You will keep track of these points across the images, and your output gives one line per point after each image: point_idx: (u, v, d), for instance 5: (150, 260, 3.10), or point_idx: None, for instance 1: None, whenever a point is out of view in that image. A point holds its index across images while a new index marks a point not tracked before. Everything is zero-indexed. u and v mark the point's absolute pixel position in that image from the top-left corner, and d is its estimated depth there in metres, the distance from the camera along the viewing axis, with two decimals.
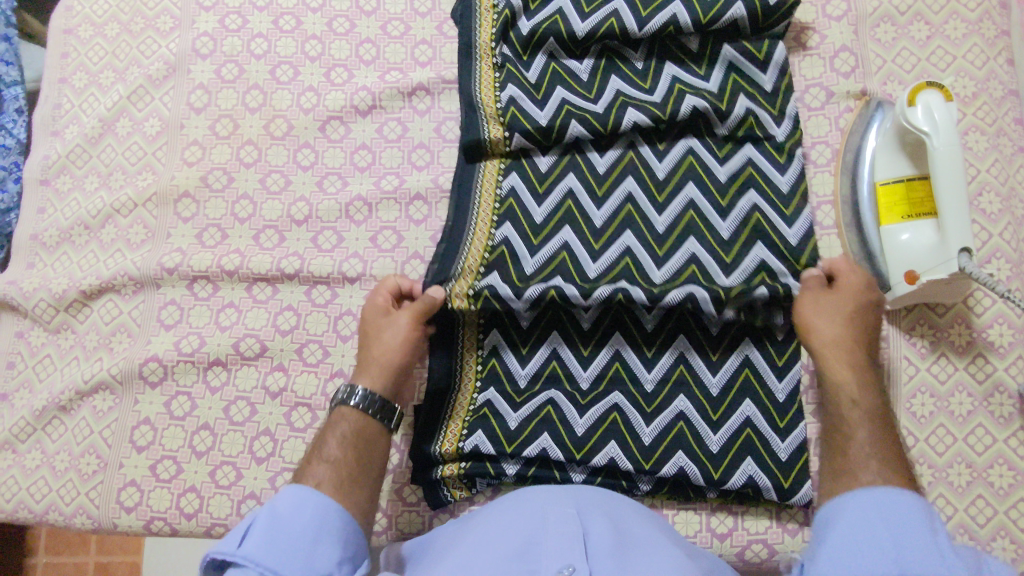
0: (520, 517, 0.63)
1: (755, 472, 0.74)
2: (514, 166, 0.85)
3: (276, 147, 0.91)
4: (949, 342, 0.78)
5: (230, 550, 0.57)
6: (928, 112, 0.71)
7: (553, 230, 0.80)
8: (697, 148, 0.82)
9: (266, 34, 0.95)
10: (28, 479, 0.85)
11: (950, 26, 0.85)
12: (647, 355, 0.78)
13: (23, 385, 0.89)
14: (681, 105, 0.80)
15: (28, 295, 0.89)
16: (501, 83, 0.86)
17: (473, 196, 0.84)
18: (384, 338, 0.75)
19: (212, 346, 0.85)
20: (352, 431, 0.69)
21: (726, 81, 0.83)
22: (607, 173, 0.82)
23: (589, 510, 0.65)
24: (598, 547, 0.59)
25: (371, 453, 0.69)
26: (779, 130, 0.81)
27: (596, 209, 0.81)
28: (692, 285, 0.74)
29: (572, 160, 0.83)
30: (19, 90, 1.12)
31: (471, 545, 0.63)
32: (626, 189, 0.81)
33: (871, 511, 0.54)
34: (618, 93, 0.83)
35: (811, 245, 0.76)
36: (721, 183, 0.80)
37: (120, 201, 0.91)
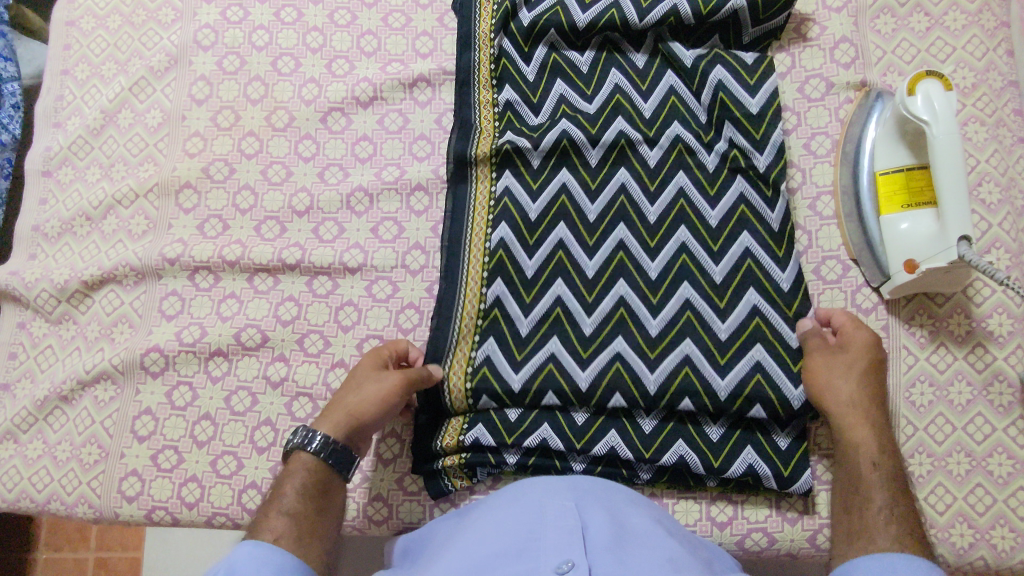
0: (520, 511, 0.63)
1: (755, 460, 0.74)
2: (503, 215, 0.81)
3: (277, 138, 0.91)
4: (948, 331, 0.78)
5: None
6: (927, 102, 0.71)
7: (545, 285, 0.79)
8: (687, 187, 0.80)
9: (268, 26, 0.95)
10: (30, 469, 0.85)
11: (950, 17, 0.85)
12: (651, 356, 0.76)
13: (25, 375, 0.89)
14: (665, 132, 0.82)
15: (30, 285, 0.90)
16: (498, 81, 0.87)
17: (468, 202, 0.83)
18: (365, 390, 0.73)
19: (214, 336, 0.85)
20: (309, 482, 0.68)
21: (715, 99, 0.81)
22: (599, 221, 0.80)
23: (588, 502, 0.65)
24: (596, 541, 0.59)
25: (326, 509, 0.67)
26: (762, 157, 0.80)
27: (587, 260, 0.79)
28: (689, 342, 0.76)
29: (562, 208, 0.81)
30: (16, 86, 1.12)
31: (471, 537, 0.63)
32: (618, 238, 0.79)
33: (878, 571, 0.56)
34: (615, 90, 0.84)
35: (801, 296, 0.77)
36: (711, 227, 0.79)
37: (122, 192, 0.92)
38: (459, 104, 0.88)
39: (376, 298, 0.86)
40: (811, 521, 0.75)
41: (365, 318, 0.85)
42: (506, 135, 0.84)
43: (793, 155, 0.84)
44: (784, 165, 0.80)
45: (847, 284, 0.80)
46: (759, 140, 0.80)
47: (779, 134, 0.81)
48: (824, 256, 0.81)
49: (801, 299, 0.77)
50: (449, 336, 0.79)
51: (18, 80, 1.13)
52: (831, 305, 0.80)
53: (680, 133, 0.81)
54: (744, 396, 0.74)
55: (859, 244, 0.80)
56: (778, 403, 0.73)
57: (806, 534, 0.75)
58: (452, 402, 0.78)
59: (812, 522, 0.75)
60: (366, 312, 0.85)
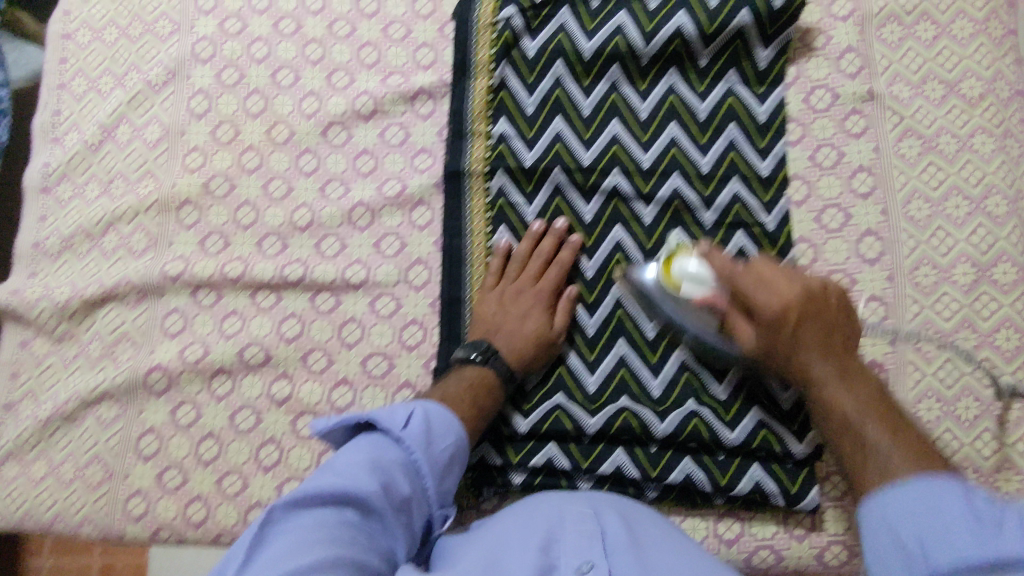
0: (536, 515, 0.64)
1: (762, 477, 0.74)
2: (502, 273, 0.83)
3: (278, 153, 0.91)
4: (955, 346, 0.77)
5: (395, 428, 0.65)
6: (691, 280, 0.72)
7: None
8: (683, 243, 0.80)
9: (267, 38, 0.94)
10: (35, 490, 0.85)
11: (957, 26, 0.84)
12: (653, 362, 0.78)
13: (28, 395, 0.89)
14: (662, 185, 0.82)
15: (31, 304, 0.89)
16: (494, 114, 0.85)
17: (464, 254, 0.84)
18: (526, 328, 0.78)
19: (217, 354, 0.85)
20: (488, 394, 0.74)
21: (722, 157, 0.82)
22: (597, 279, 0.81)
23: (603, 507, 0.66)
24: (614, 543, 0.61)
25: (496, 406, 0.76)
26: (769, 218, 0.81)
27: (587, 318, 0.80)
28: (691, 404, 0.76)
29: (557, 210, 0.83)
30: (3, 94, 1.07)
31: (489, 538, 0.64)
32: (616, 296, 0.80)
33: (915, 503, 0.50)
34: (614, 140, 0.83)
35: None
36: (706, 228, 0.81)
37: (122, 209, 0.91)
38: (450, 131, 0.87)
39: (380, 314, 0.85)
40: (819, 539, 0.75)
41: (368, 336, 0.85)
42: (500, 184, 0.84)
43: (797, 167, 0.84)
44: (784, 173, 0.82)
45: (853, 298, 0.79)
46: (761, 146, 0.83)
47: (781, 202, 0.81)
48: (831, 270, 0.80)
49: None
50: None
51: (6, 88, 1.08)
52: None
53: (677, 134, 0.83)
54: (747, 449, 0.75)
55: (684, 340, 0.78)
56: (783, 453, 0.75)
57: (813, 551, 0.75)
58: None
59: (819, 539, 0.75)
60: (369, 330, 0.85)
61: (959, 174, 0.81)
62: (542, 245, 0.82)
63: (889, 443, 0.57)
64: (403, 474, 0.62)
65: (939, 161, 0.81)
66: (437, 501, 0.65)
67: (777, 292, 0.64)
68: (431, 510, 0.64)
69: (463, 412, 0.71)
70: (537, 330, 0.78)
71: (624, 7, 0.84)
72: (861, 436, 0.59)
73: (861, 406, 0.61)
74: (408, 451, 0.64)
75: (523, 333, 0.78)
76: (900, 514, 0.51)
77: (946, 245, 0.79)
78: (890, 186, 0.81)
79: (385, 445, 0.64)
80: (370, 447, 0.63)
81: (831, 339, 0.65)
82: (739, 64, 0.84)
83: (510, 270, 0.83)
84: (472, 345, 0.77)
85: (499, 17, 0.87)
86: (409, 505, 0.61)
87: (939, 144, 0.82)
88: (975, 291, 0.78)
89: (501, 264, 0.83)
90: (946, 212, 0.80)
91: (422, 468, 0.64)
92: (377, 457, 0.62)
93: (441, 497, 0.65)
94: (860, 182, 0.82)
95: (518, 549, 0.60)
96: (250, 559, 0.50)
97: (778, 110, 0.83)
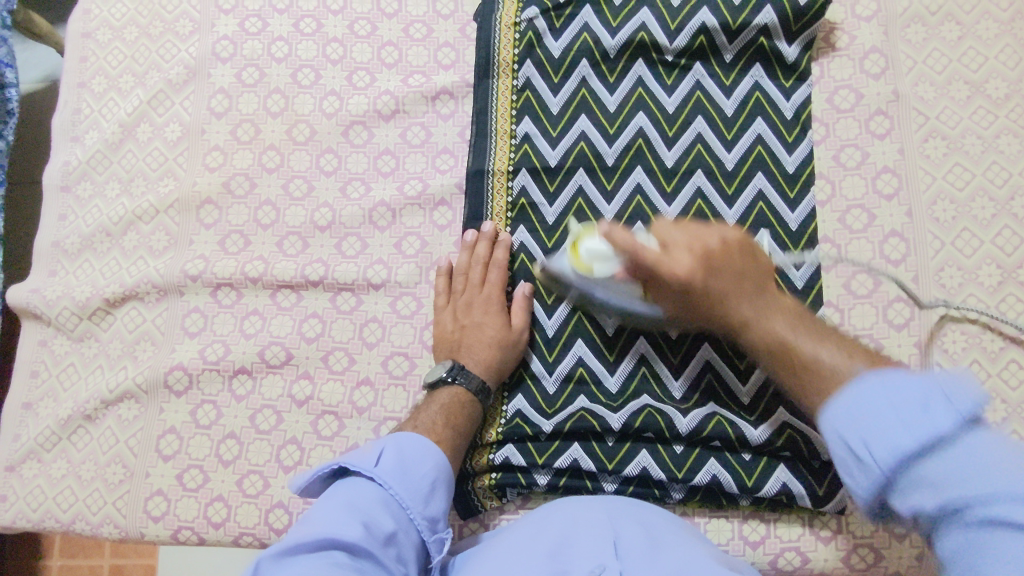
0: (550, 522, 0.65)
1: (789, 478, 0.74)
2: (521, 272, 0.83)
3: (298, 152, 0.90)
4: (981, 347, 0.76)
5: (367, 466, 0.65)
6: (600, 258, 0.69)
7: (566, 345, 0.80)
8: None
9: (288, 37, 0.94)
10: (54, 489, 0.85)
11: (982, 26, 0.84)
12: (674, 361, 0.78)
13: (47, 394, 0.88)
14: (687, 183, 0.82)
15: (51, 303, 0.89)
16: (518, 114, 0.85)
17: None
18: (487, 335, 0.78)
19: (238, 354, 0.85)
20: (463, 412, 0.75)
21: (749, 151, 0.82)
22: None
23: (619, 512, 0.66)
24: (628, 548, 0.61)
25: (475, 420, 0.76)
26: (794, 215, 0.80)
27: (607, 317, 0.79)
28: (713, 404, 0.76)
29: (579, 210, 0.82)
30: (17, 92, 1.05)
31: (502, 548, 0.64)
32: None
33: (887, 399, 0.47)
34: (638, 135, 0.83)
35: (815, 292, 0.79)
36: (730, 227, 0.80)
37: (142, 208, 0.91)
38: (474, 131, 0.86)
39: (401, 314, 0.85)
40: (845, 541, 0.74)
41: (389, 335, 0.84)
42: (523, 182, 0.84)
43: (821, 167, 0.83)
44: (811, 169, 0.82)
45: (878, 299, 0.79)
46: (788, 142, 0.82)
47: (807, 198, 0.81)
48: (855, 271, 0.80)
49: (815, 296, 0.79)
50: None
51: (19, 86, 1.06)
52: (863, 320, 0.78)
53: (703, 130, 0.83)
54: (771, 448, 0.75)
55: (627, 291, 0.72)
56: (808, 454, 0.74)
57: (840, 554, 0.74)
58: (484, 438, 0.79)
59: (846, 541, 0.74)
60: (391, 329, 0.84)
61: (985, 174, 0.80)
62: (478, 250, 0.82)
63: (836, 352, 0.59)
64: (385, 511, 0.62)
65: (965, 162, 0.81)
66: (426, 527, 0.64)
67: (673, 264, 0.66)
68: (423, 538, 0.64)
69: (439, 436, 0.72)
70: (498, 334, 0.78)
71: (647, 4, 0.85)
72: (796, 358, 0.61)
73: (789, 322, 0.64)
74: (383, 485, 0.64)
75: (483, 341, 0.78)
76: (873, 402, 0.48)
77: (972, 245, 0.79)
78: (914, 186, 0.81)
79: (360, 486, 0.63)
80: (346, 492, 0.62)
81: (742, 282, 0.66)
82: (764, 61, 0.84)
83: (457, 284, 0.83)
84: (438, 368, 0.77)
85: (522, 17, 0.87)
86: (396, 540, 0.61)
87: (964, 145, 0.81)
88: (1001, 291, 0.77)
89: (447, 282, 0.83)
90: (972, 213, 0.80)
91: (403, 501, 0.64)
92: (352, 499, 0.62)
93: (429, 522, 0.65)
94: (884, 183, 0.82)
95: (531, 555, 0.60)
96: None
97: (804, 107, 0.83)
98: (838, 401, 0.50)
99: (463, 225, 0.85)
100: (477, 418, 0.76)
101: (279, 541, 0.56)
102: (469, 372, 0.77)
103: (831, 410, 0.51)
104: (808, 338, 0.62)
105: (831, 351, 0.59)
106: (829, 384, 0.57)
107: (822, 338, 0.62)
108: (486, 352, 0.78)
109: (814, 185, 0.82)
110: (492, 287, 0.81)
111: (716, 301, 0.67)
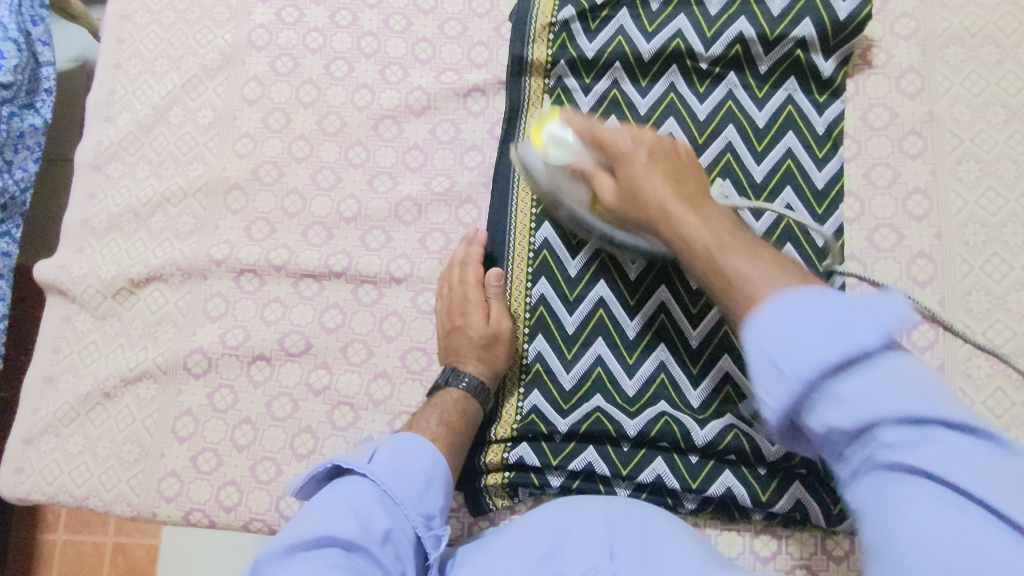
0: (550, 522, 0.65)
1: (804, 495, 0.73)
2: (542, 269, 0.82)
3: (328, 143, 0.91)
4: (1006, 375, 0.76)
5: (360, 464, 0.66)
6: (556, 144, 0.70)
7: (585, 343, 0.79)
8: None
9: (322, 28, 0.94)
10: (70, 464, 0.86)
11: (1023, 50, 0.83)
12: (693, 371, 0.77)
13: (68, 369, 0.89)
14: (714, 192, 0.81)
15: (77, 280, 0.90)
16: None
17: (507, 250, 0.83)
18: (474, 331, 0.78)
19: (258, 340, 0.86)
20: (459, 411, 0.75)
21: (778, 165, 0.81)
22: (640, 282, 0.80)
23: (621, 512, 0.65)
24: (628, 552, 0.60)
25: (472, 416, 0.76)
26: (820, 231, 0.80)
27: (629, 319, 0.79)
28: (730, 416, 0.75)
29: None
30: (52, 71, 1.06)
31: (501, 547, 0.65)
32: (660, 299, 0.79)
33: (801, 312, 0.43)
34: None
35: None
36: None
37: (171, 190, 0.92)
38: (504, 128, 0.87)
39: (421, 309, 0.85)
40: (857, 562, 0.74)
41: (408, 329, 0.85)
42: None
43: (851, 184, 0.82)
44: (841, 186, 0.81)
45: None
46: (818, 157, 0.82)
47: (835, 215, 0.80)
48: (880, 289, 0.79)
49: None
50: (499, 401, 0.81)
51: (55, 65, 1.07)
52: None
53: (733, 139, 0.82)
54: (787, 464, 0.74)
55: (567, 183, 0.71)
56: (826, 471, 0.73)
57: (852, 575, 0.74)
58: (496, 434, 0.79)
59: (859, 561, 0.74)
60: (410, 323, 0.85)
61: (1018, 201, 0.79)
62: (457, 253, 0.84)
63: (744, 260, 0.54)
64: (379, 508, 0.63)
65: (998, 187, 0.80)
66: (420, 523, 0.64)
67: (626, 149, 0.66)
68: (418, 534, 0.64)
69: (435, 436, 0.72)
70: (483, 328, 0.78)
71: (685, 10, 0.84)
72: (721, 264, 0.55)
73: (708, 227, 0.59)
74: (375, 482, 0.65)
75: (471, 338, 0.78)
76: (829, 311, 0.42)
77: (1001, 271, 0.78)
78: (945, 209, 0.80)
79: (354, 483, 0.65)
80: (342, 489, 0.64)
81: (677, 180, 0.64)
82: (800, 74, 0.83)
83: (443, 287, 0.83)
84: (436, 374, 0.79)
85: (557, 18, 0.87)
86: (390, 538, 0.62)
87: (998, 169, 0.81)
88: None
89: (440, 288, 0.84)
90: (1003, 238, 0.79)
91: (396, 497, 0.64)
92: (347, 495, 0.63)
93: (424, 518, 0.65)
94: (914, 204, 0.81)
95: (527, 561, 0.60)
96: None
97: (836, 123, 0.83)
98: (758, 320, 0.45)
99: (488, 223, 0.85)
100: (474, 417, 0.76)
101: (276, 538, 0.58)
102: (464, 374, 0.77)
103: (751, 328, 0.45)
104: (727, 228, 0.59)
105: (706, 235, 0.58)
106: (741, 282, 0.52)
107: (713, 219, 0.60)
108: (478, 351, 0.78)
109: (842, 203, 0.81)
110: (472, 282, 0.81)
111: (635, 206, 0.64)
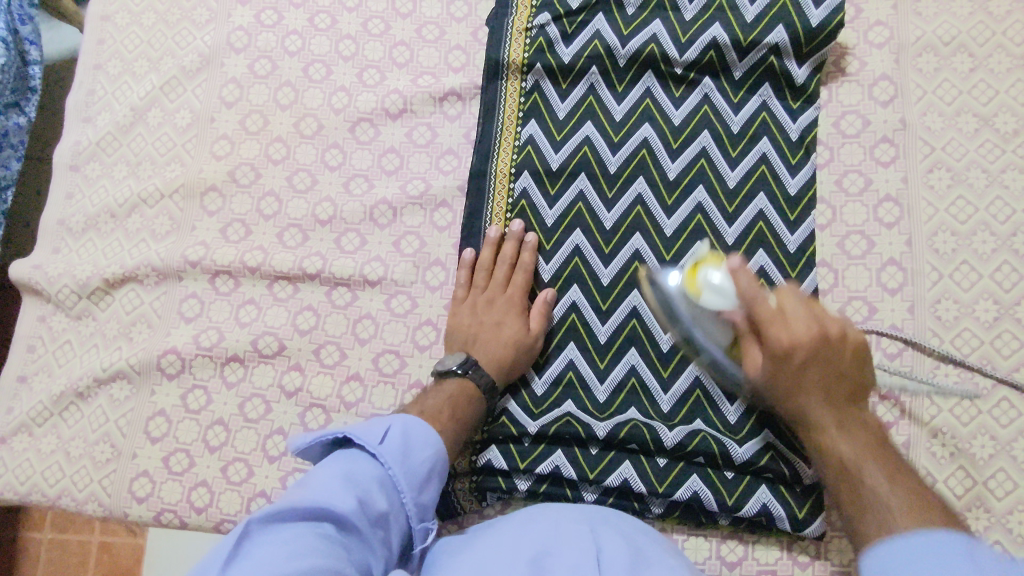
0: (532, 526, 0.63)
1: (770, 500, 0.73)
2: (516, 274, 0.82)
3: (305, 146, 0.91)
4: (973, 383, 0.76)
5: (372, 442, 0.64)
6: (713, 291, 0.67)
7: (558, 348, 0.80)
8: None
9: (301, 31, 0.95)
10: (43, 464, 0.86)
11: (995, 60, 0.83)
12: (664, 374, 0.78)
13: (42, 369, 0.89)
14: (688, 196, 0.82)
15: (52, 280, 0.90)
16: (524, 116, 0.86)
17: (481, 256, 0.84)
18: (503, 333, 0.78)
19: (232, 342, 0.86)
20: (466, 402, 0.75)
21: (751, 170, 0.82)
22: (612, 286, 0.81)
23: (602, 526, 0.64)
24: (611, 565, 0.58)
25: (480, 414, 0.76)
26: (792, 237, 0.80)
27: (600, 325, 0.80)
28: (699, 421, 0.76)
29: (578, 215, 0.83)
30: (39, 70, 1.06)
31: (480, 550, 0.62)
32: (631, 304, 0.80)
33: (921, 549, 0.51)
34: (642, 145, 0.83)
35: None
36: (728, 244, 0.80)
37: (148, 191, 0.92)
38: (479, 132, 0.86)
39: (394, 312, 0.85)
40: (822, 568, 0.74)
41: (381, 332, 0.85)
42: (524, 185, 0.84)
43: (823, 191, 0.83)
44: (814, 193, 0.82)
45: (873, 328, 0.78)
46: (792, 163, 0.82)
47: (808, 221, 0.81)
48: (849, 297, 0.80)
49: None
50: None
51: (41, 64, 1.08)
52: None
53: (707, 144, 0.83)
54: (755, 468, 0.74)
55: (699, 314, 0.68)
56: (792, 476, 0.74)
57: None
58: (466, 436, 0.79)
59: (823, 568, 0.74)
60: (383, 326, 0.85)
61: (988, 210, 0.80)
62: (505, 250, 0.82)
63: (882, 473, 0.61)
64: (381, 488, 0.61)
65: (968, 195, 0.80)
66: (415, 514, 0.63)
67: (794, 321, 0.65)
68: (409, 525, 0.63)
69: (442, 426, 0.71)
70: (515, 334, 0.78)
71: (660, 16, 0.85)
72: (858, 480, 0.61)
73: (861, 449, 0.63)
74: (384, 464, 0.63)
75: (502, 337, 0.78)
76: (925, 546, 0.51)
77: (970, 279, 0.78)
78: (916, 216, 0.81)
79: (361, 458, 0.63)
80: (346, 460, 0.62)
81: (836, 386, 0.65)
82: (774, 81, 0.84)
83: (478, 279, 0.83)
84: (450, 358, 0.77)
85: (534, 23, 0.87)
86: (384, 521, 0.60)
87: (968, 178, 0.81)
88: (995, 328, 0.77)
89: (468, 275, 0.83)
90: (973, 247, 0.79)
91: (399, 484, 0.63)
92: (353, 468, 0.61)
93: (419, 510, 0.64)
94: (885, 212, 0.81)
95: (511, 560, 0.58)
96: (228, 571, 0.49)
97: (811, 128, 0.83)
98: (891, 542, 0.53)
99: (462, 228, 0.86)
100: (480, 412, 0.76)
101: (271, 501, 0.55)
102: (482, 368, 0.77)
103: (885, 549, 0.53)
104: (867, 440, 0.64)
105: (846, 449, 0.63)
106: (825, 414, 0.65)
107: (847, 429, 0.64)
108: (502, 356, 0.78)
109: (815, 209, 0.82)
110: (518, 288, 0.81)
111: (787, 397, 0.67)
